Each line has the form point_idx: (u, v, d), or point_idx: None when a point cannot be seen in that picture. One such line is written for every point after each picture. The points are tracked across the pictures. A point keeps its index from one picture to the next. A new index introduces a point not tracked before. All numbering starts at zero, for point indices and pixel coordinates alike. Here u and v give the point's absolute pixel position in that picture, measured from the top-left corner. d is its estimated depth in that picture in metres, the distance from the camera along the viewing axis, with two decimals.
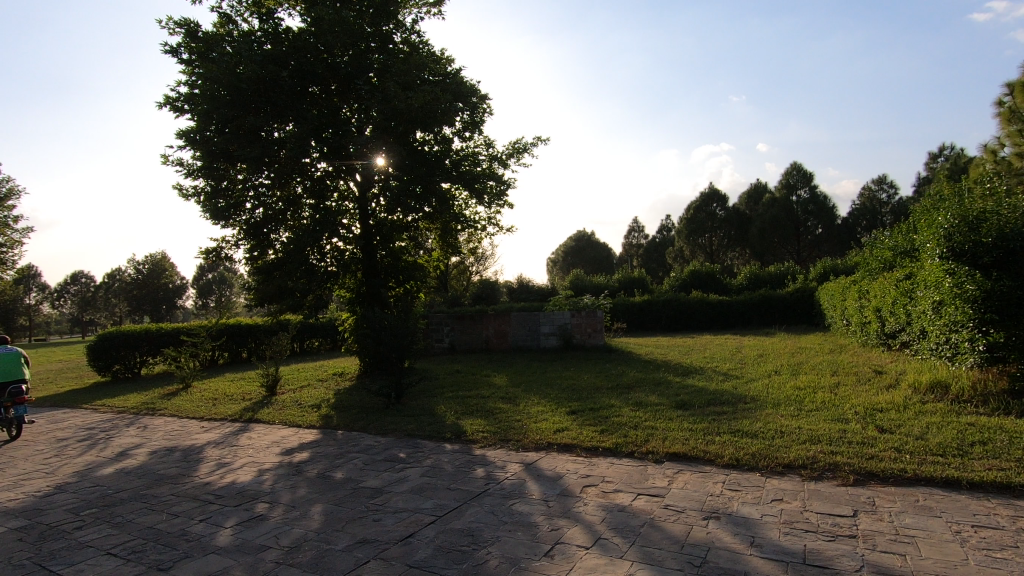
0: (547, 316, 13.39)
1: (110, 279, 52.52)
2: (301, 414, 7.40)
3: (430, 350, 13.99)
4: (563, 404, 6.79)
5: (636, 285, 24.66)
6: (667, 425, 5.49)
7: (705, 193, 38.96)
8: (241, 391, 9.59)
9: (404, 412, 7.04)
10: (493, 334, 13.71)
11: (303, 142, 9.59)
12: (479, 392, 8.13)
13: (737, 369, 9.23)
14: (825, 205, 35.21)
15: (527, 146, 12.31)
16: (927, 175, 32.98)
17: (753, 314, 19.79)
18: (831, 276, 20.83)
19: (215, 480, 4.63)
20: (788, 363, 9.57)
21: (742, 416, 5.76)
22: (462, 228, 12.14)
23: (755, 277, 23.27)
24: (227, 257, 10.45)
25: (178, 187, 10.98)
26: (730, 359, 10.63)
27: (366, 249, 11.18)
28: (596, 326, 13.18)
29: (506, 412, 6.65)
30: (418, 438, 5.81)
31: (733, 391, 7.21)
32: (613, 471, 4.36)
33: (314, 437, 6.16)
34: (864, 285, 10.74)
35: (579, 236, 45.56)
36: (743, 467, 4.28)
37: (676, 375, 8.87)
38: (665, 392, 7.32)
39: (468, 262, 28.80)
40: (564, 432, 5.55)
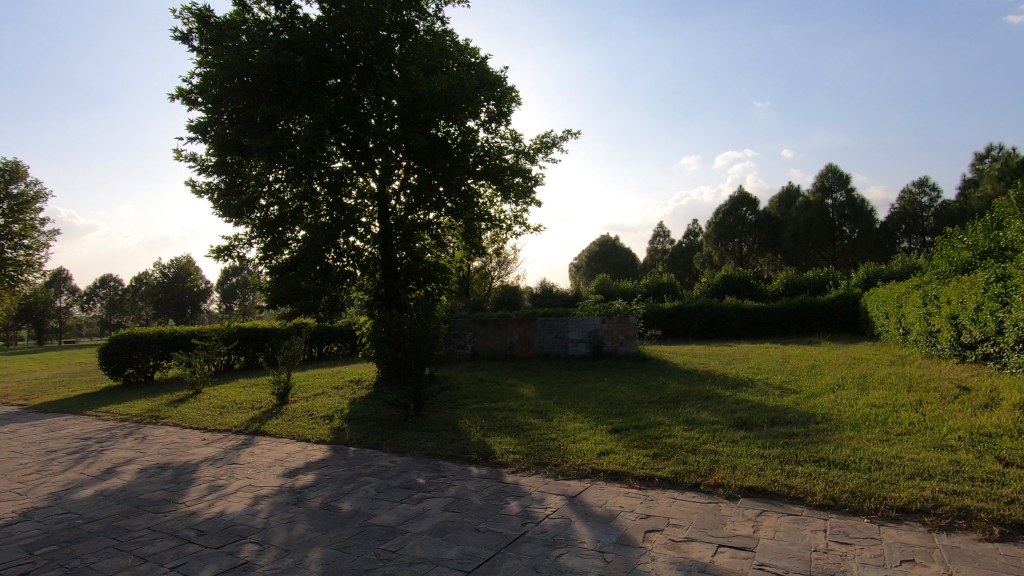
0: (576, 322, 12.59)
1: (137, 282, 53.15)
2: (310, 427, 6.73)
3: (451, 357, 13.26)
4: (603, 421, 5.98)
5: (665, 291, 23.68)
6: (732, 450, 4.63)
7: (735, 197, 37.79)
8: (251, 399, 8.97)
9: (424, 426, 6.30)
10: (518, 340, 12.95)
11: (319, 134, 8.93)
12: (506, 404, 7.36)
13: (793, 382, 8.31)
14: (862, 208, 33.70)
15: (556, 141, 11.55)
16: (973, 177, 31.28)
17: (792, 321, 18.68)
18: (876, 282, 19.60)
19: (202, 509, 3.94)
20: (849, 376, 8.59)
21: (819, 440, 4.88)
22: (486, 228, 11.42)
23: (792, 283, 22.11)
24: (239, 257, 9.90)
25: (190, 182, 10.52)
26: (780, 371, 9.66)
27: (386, 249, 10.50)
28: (629, 333, 12.34)
29: (539, 429, 5.86)
30: (439, 460, 5.05)
31: (797, 408, 6.31)
32: (679, 511, 3.52)
33: (322, 455, 5.45)
34: (931, 290, 9.70)
35: (603, 241, 44.57)
36: (843, 511, 3.42)
37: (725, 387, 7.97)
38: (718, 408, 6.45)
39: (491, 266, 28.19)
40: (609, 456, 4.73)
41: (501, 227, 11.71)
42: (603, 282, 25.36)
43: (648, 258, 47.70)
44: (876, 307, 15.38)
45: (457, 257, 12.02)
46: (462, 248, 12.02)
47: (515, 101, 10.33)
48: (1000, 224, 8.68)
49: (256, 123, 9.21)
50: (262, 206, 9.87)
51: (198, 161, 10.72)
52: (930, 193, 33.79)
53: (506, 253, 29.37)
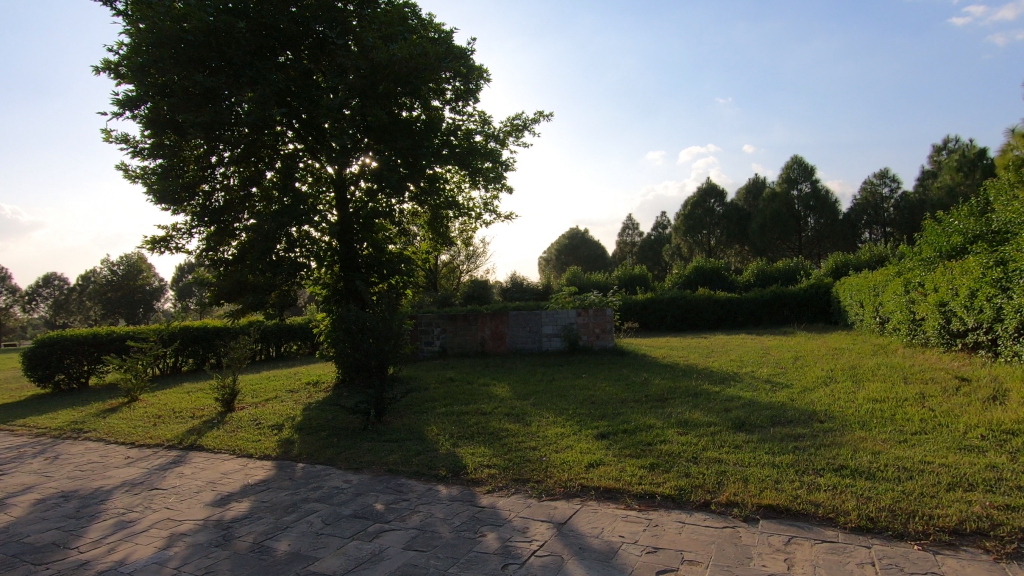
0: (549, 316, 11.98)
1: (84, 281, 50.11)
2: (256, 439, 5.90)
3: (418, 355, 12.49)
4: (587, 425, 5.37)
5: (637, 283, 23.38)
6: (739, 459, 4.06)
7: (703, 188, 37.98)
8: (193, 407, 8.04)
9: (385, 436, 5.58)
10: (489, 336, 12.27)
11: (265, 110, 7.94)
12: (478, 407, 6.68)
13: (780, 376, 7.88)
14: (827, 199, 34.18)
15: (527, 124, 10.85)
16: (932, 168, 32.05)
17: (765, 312, 18.55)
18: (846, 272, 19.65)
19: (98, 558, 3.13)
20: (838, 367, 8.21)
21: (831, 442, 4.37)
22: (454, 215, 10.70)
23: (763, 273, 22.06)
24: (178, 248, 8.88)
25: (122, 165, 9.41)
26: (764, 362, 9.27)
27: (344, 239, 9.57)
28: (605, 326, 11.82)
29: (516, 436, 5.21)
30: (402, 477, 4.35)
31: (794, 405, 5.82)
32: (692, 542, 2.91)
33: (263, 475, 4.65)
34: (914, 278, 9.45)
35: (572, 235, 43.91)
36: (885, 535, 2.87)
37: (713, 383, 7.47)
38: (710, 406, 5.92)
39: (458, 260, 27.36)
40: (599, 468, 4.10)
41: (470, 213, 11.01)
42: (575, 275, 24.89)
43: (618, 251, 47.60)
44: (849, 295, 15.28)
45: (423, 248, 11.24)
46: (429, 238, 11.24)
47: (484, 79, 9.58)
48: (985, 208, 8.43)
49: (192, 95, 8.10)
50: (205, 191, 8.86)
51: (132, 143, 9.63)
52: (890, 184, 34.51)
53: (475, 246, 28.57)
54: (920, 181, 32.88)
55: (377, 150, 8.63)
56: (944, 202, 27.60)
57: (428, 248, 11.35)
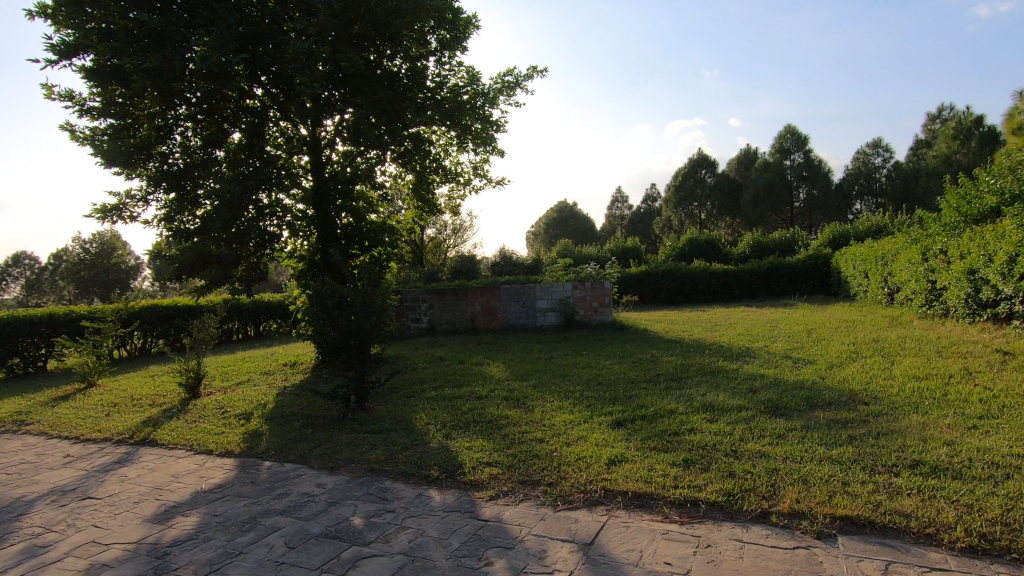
0: (544, 290, 11.28)
1: (56, 260, 48.29)
2: (219, 431, 5.16)
3: (404, 332, 11.74)
4: (600, 411, 4.69)
5: (630, 255, 22.76)
6: (789, 453, 3.40)
7: (694, 158, 37.27)
8: (155, 393, 7.25)
9: (368, 426, 4.87)
10: (480, 311, 11.55)
11: (223, 56, 6.93)
12: (471, 390, 5.99)
13: (797, 350, 7.29)
14: (820, 169, 33.61)
15: (520, 81, 9.94)
16: (925, 137, 31.61)
17: (762, 284, 18.04)
18: (844, 242, 19.18)
19: None
20: (859, 340, 7.62)
21: (889, 430, 3.74)
22: (441, 181, 9.92)
23: (759, 245, 21.51)
24: (133, 217, 7.94)
25: (66, 125, 8.33)
26: (775, 337, 8.67)
27: (320, 207, 8.67)
28: (603, 300, 11.16)
29: (518, 425, 4.53)
30: (386, 480, 3.64)
31: (828, 384, 5.20)
32: (761, 573, 2.25)
33: (221, 479, 3.90)
34: (935, 244, 8.87)
35: (561, 207, 43.08)
36: (1007, 560, 2.24)
37: (729, 360, 6.83)
38: (734, 387, 5.30)
39: (445, 233, 26.46)
40: (622, 466, 3.44)
41: (459, 178, 10.20)
42: (566, 248, 24.18)
43: (607, 224, 46.89)
44: (852, 265, 14.77)
45: (408, 218, 10.45)
46: (414, 206, 10.44)
47: (473, 26, 8.61)
48: (1017, 167, 7.80)
49: (138, 40, 7.03)
50: (161, 153, 7.83)
51: (78, 100, 8.57)
52: (883, 154, 33.98)
53: (462, 220, 27.66)
54: (914, 151, 32.43)
55: (353, 105, 7.69)
56: (939, 171, 27.13)
57: (413, 217, 10.54)
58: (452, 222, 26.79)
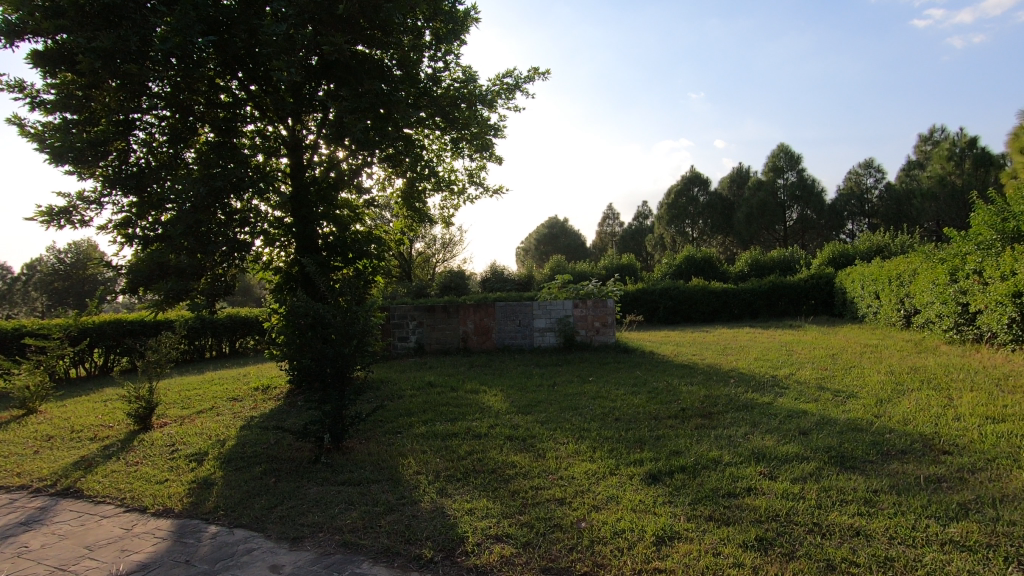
0: (542, 308, 10.50)
1: (28, 270, 46.57)
2: (163, 478, 4.25)
3: (390, 352, 10.85)
4: (627, 460, 3.87)
5: (625, 272, 22.11)
6: (894, 531, 2.61)
7: (687, 176, 37.07)
8: (100, 424, 6.29)
9: (344, 475, 4.00)
10: (472, 330, 10.71)
11: (188, 39, 6.09)
12: (469, 426, 5.15)
13: (829, 380, 6.56)
14: (813, 189, 33.44)
15: (520, 83, 9.25)
16: (917, 159, 31.67)
17: (764, 303, 17.43)
18: (844, 261, 18.70)
19: None
20: (895, 368, 6.91)
21: (1005, 496, 2.97)
22: (434, 188, 9.17)
23: (758, 263, 20.99)
24: (85, 222, 7.02)
25: (13, 118, 7.40)
26: (798, 362, 7.94)
27: (299, 215, 7.83)
28: (606, 320, 10.39)
29: (530, 477, 3.69)
30: (363, 561, 2.77)
31: (888, 425, 4.44)
32: None
33: (147, 554, 2.99)
34: (966, 265, 8.25)
35: (552, 223, 42.57)
36: None
37: (757, 390, 6.06)
38: (780, 427, 4.51)
39: (435, 247, 25.67)
40: (677, 547, 2.62)
41: (453, 186, 9.44)
42: (559, 264, 23.48)
43: (598, 241, 46.43)
44: (860, 286, 14.19)
45: (397, 228, 9.65)
46: (403, 216, 9.66)
47: (473, 20, 7.84)
48: None
49: (91, 19, 6.18)
50: (120, 150, 6.91)
51: (29, 91, 7.67)
52: (875, 174, 33.99)
53: (451, 233, 26.90)
54: (905, 172, 32.46)
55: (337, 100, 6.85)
56: (934, 193, 26.96)
57: (402, 227, 9.75)
58: (441, 236, 25.99)
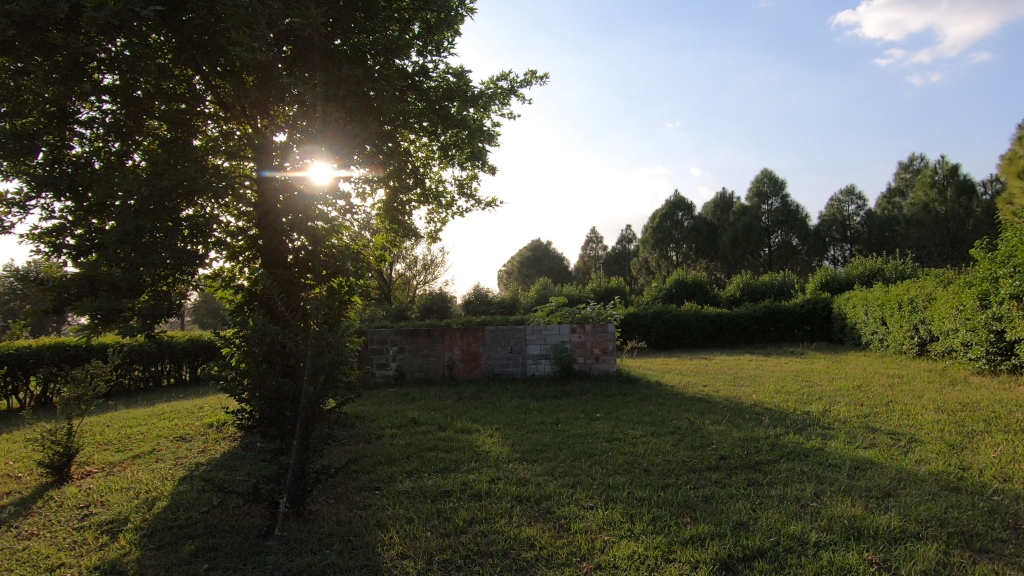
0: (536, 333, 9.58)
1: None
2: (56, 562, 3.17)
3: (367, 382, 9.78)
4: (680, 538, 2.94)
5: (614, 295, 21.40)
6: None
7: (671, 200, 36.93)
8: (5, 475, 5.12)
9: (302, 560, 2.98)
10: (459, 357, 9.70)
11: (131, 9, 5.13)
12: (465, 481, 4.16)
13: (874, 418, 5.73)
14: (797, 214, 33.45)
15: (515, 87, 8.48)
16: (898, 186, 31.94)
17: (760, 329, 16.76)
18: (839, 286, 18.23)
19: None
20: (941, 404, 6.14)
21: None
22: (420, 199, 8.28)
23: (749, 287, 20.43)
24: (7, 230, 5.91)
25: None
26: (825, 396, 7.13)
27: (265, 225, 6.90)
28: (606, 346, 9.49)
29: (558, 566, 2.73)
30: None
31: (989, 483, 3.60)
32: None
33: None
34: (1003, 289, 7.61)
35: (535, 246, 41.96)
36: None
37: (799, 433, 5.19)
38: (854, 486, 3.64)
39: (416, 268, 24.65)
40: None
41: (441, 198, 8.57)
42: (545, 287, 22.65)
43: (581, 264, 45.89)
44: (863, 311, 13.62)
45: (378, 243, 8.71)
46: (385, 230, 8.73)
47: (466, 11, 7.03)
48: None
49: None
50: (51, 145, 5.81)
51: None
52: (857, 201, 34.24)
53: (433, 254, 25.91)
54: (887, 199, 32.69)
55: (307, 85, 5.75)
56: (918, 219, 26.97)
57: (384, 242, 8.81)
58: (422, 256, 25.01)
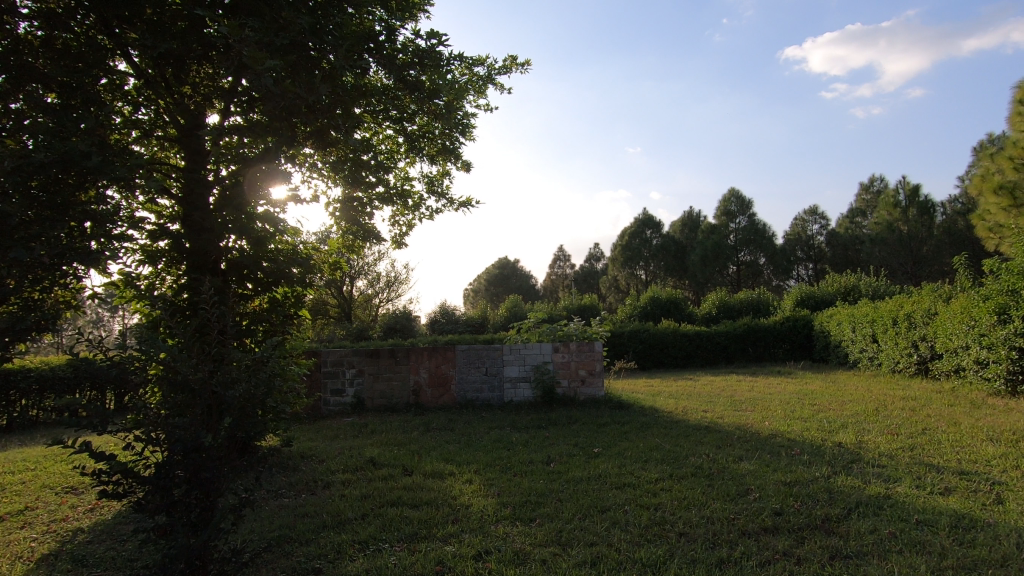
0: (514, 353, 8.49)
1: None
2: None
3: (320, 410, 8.47)
4: None
5: (587, 313, 20.54)
6: None
7: (640, 219, 36.70)
8: None
9: None
10: (426, 381, 8.53)
11: None
12: (442, 560, 3.03)
13: (923, 452, 4.87)
14: (763, 233, 33.62)
15: (495, 73, 7.52)
16: (859, 207, 32.54)
17: (740, 348, 16.10)
18: (815, 303, 17.85)
19: None
20: (989, 434, 5.32)
21: None
22: (384, 198, 7.16)
23: (725, 305, 19.91)
24: None
25: None
26: (847, 424, 6.29)
27: (192, 221, 5.58)
28: (592, 367, 8.46)
29: None
30: None
31: None
32: None
33: None
34: None
35: (502, 264, 41.03)
36: None
37: (850, 474, 4.25)
38: (979, 560, 2.70)
39: (377, 284, 23.22)
40: None
41: (407, 197, 7.46)
42: (516, 305, 21.57)
43: (549, 283, 45.11)
44: (849, 328, 13.09)
45: (332, 246, 7.49)
46: (342, 234, 7.55)
47: None
48: None
49: None
50: None
51: None
52: (819, 220, 34.71)
53: (396, 271, 24.47)
54: (849, 219, 33.25)
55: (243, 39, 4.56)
56: (883, 238, 27.29)
57: (340, 248, 7.62)
58: (385, 272, 23.62)
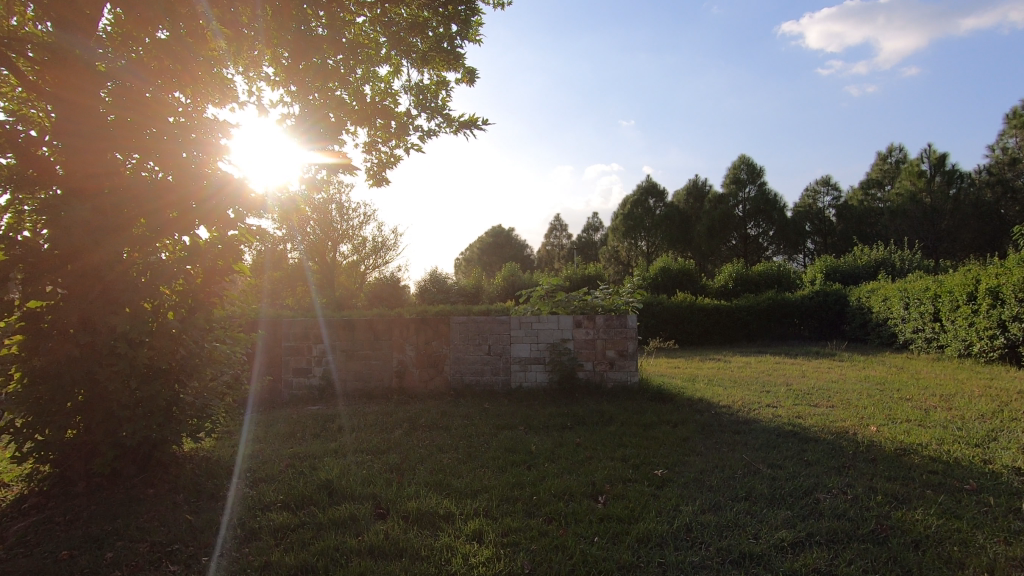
0: (525, 328, 6.70)
1: None
2: None
3: (278, 394, 6.68)
4: None
5: (591, 283, 18.76)
6: None
7: (643, 186, 34.74)
8: None
9: None
10: (412, 361, 6.74)
11: None
12: None
13: None
14: (774, 204, 31.78)
15: None
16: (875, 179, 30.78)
17: (764, 324, 14.41)
18: (845, 278, 16.19)
19: None
20: None
21: None
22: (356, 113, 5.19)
23: (743, 277, 18.19)
24: None
25: None
26: (990, 434, 4.57)
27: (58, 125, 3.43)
28: (623, 346, 6.66)
29: None
30: None
31: None
32: None
33: None
34: None
35: (496, 233, 39.00)
36: None
37: None
38: None
39: (362, 249, 21.19)
40: None
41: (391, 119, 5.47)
42: (513, 274, 19.73)
43: (545, 253, 43.21)
44: (899, 305, 11.45)
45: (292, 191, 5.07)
46: None
47: None
48: None
49: None
50: None
51: None
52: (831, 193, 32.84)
53: (384, 235, 22.40)
54: (863, 192, 31.45)
55: None
56: (904, 211, 25.63)
57: None
58: (371, 237, 21.55)
